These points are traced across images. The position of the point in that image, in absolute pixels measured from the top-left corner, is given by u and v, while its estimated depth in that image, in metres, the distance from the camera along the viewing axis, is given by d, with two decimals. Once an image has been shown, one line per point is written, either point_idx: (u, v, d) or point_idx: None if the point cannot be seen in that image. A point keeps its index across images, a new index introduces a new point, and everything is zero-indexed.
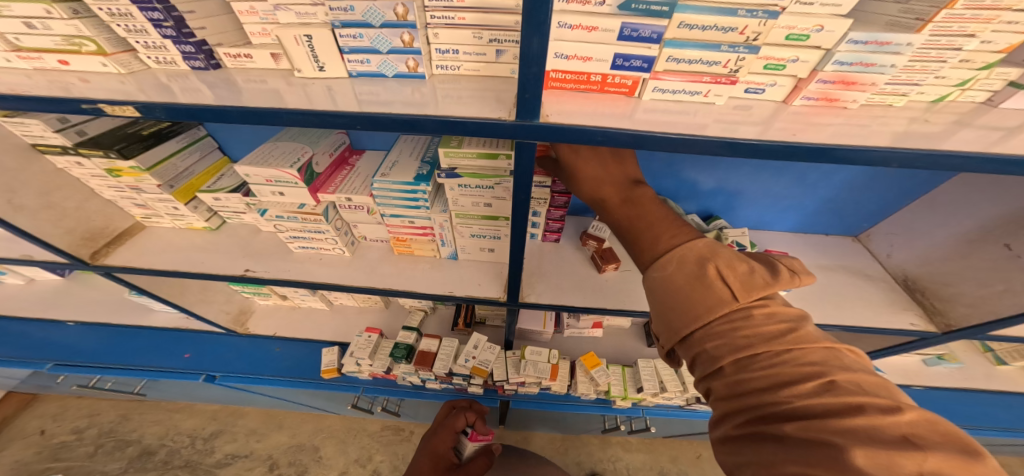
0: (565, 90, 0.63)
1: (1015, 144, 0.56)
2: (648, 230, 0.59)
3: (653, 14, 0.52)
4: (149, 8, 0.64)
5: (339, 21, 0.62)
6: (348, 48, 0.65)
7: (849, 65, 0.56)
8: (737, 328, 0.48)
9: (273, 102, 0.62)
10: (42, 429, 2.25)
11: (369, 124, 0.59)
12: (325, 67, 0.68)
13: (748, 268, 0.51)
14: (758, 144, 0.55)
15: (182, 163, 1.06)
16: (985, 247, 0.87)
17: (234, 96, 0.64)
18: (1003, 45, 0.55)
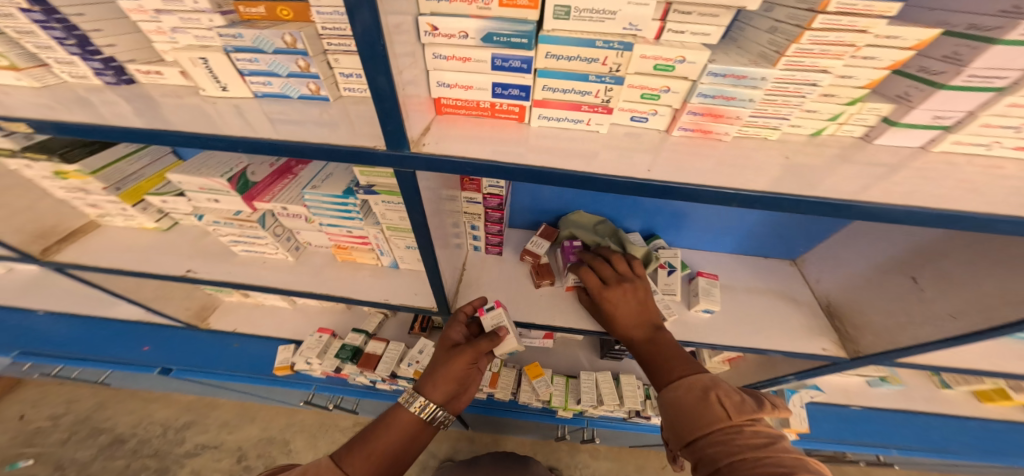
0: (458, 115, 0.65)
1: (896, 181, 0.56)
2: (670, 361, 0.76)
3: (516, 46, 0.53)
4: (49, 27, 0.67)
5: (231, 46, 0.65)
6: (247, 70, 0.68)
7: (711, 98, 0.56)
8: (735, 438, 0.60)
9: (174, 122, 0.65)
10: (21, 414, 2.24)
11: (251, 147, 0.61)
12: (228, 87, 0.71)
13: (740, 397, 0.64)
14: (620, 181, 0.56)
15: (131, 166, 1.09)
16: (895, 278, 0.90)
17: (149, 109, 0.68)
18: (866, 81, 0.56)
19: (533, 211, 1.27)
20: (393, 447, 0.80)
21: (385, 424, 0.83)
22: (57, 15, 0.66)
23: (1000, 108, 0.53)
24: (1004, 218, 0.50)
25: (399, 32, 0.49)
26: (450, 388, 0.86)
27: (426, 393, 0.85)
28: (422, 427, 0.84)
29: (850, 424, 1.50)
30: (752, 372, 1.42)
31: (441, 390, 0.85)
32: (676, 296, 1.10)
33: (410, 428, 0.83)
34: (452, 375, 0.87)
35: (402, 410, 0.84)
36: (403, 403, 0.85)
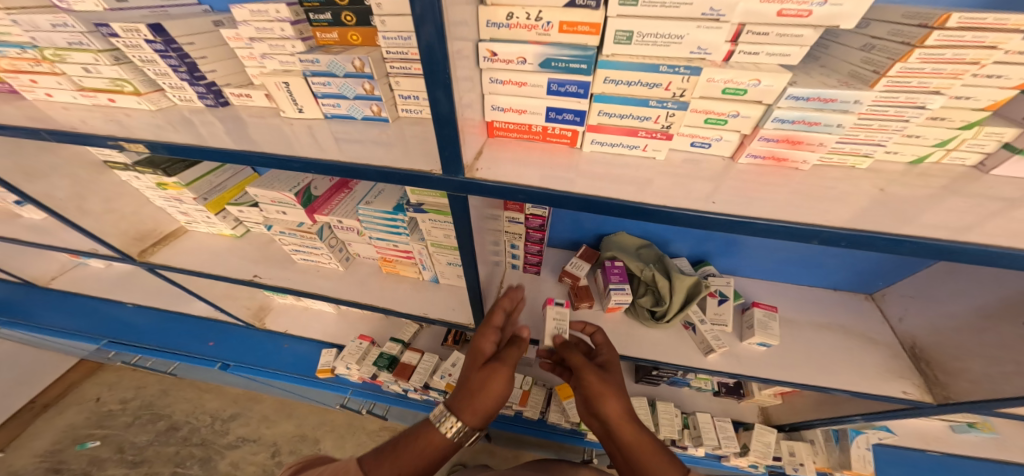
0: (510, 138, 0.64)
1: (1006, 218, 0.49)
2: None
3: (574, 71, 0.51)
4: (166, 55, 0.73)
5: (309, 71, 0.67)
6: (320, 93, 0.71)
7: (791, 124, 0.51)
8: None
9: (244, 141, 0.67)
10: (97, 397, 2.42)
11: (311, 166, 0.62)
12: (304, 109, 0.74)
13: None
14: (692, 214, 0.52)
15: (219, 178, 1.16)
16: (1005, 325, 0.76)
17: (237, 129, 0.72)
18: (987, 102, 0.48)
19: (574, 230, 1.23)
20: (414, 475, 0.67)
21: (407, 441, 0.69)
22: (174, 46, 0.73)
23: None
24: None
25: (461, 58, 0.47)
26: (482, 422, 0.69)
27: (450, 421, 0.68)
28: (449, 452, 0.69)
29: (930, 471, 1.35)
30: (808, 409, 1.32)
31: (471, 424, 0.68)
32: (727, 328, 1.03)
33: (436, 455, 0.68)
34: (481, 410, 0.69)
35: (426, 435, 0.68)
36: (426, 425, 0.69)
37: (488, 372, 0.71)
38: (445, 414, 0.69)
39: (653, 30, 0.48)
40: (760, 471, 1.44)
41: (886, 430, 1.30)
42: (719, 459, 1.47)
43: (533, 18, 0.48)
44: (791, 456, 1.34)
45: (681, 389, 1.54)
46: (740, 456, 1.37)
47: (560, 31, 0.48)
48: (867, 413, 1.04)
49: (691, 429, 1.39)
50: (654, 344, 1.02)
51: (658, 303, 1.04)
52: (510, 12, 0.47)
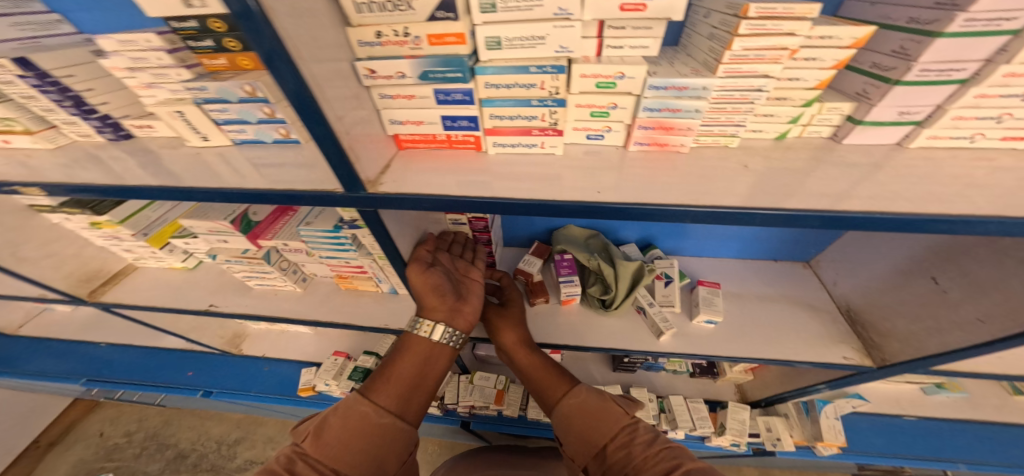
0: (419, 149, 0.66)
1: (873, 185, 0.53)
2: (556, 381, 0.91)
3: (452, 80, 0.54)
4: (46, 90, 0.66)
5: (201, 99, 0.62)
6: (222, 120, 0.66)
7: (658, 111, 0.56)
8: (633, 437, 0.76)
9: (154, 175, 0.67)
10: (101, 431, 2.38)
11: (221, 196, 0.63)
12: (208, 136, 0.70)
13: (622, 408, 0.83)
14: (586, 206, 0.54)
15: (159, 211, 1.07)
16: (915, 281, 0.84)
17: (152, 163, 0.69)
18: (814, 81, 0.55)
19: (527, 228, 1.23)
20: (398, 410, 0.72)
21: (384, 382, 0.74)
22: (50, 79, 0.65)
23: (969, 100, 0.52)
24: (1010, 219, 0.45)
25: (332, 79, 0.47)
26: (445, 355, 0.79)
27: (416, 355, 0.76)
28: (427, 380, 0.77)
29: (911, 437, 1.35)
30: (777, 381, 1.32)
31: (435, 355, 0.78)
32: (675, 308, 1.06)
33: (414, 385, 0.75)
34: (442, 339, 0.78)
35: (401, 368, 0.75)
36: (396, 363, 0.76)
37: (435, 311, 0.77)
38: (408, 349, 0.77)
39: (518, 34, 0.50)
40: (742, 450, 1.40)
41: (858, 399, 1.26)
42: (702, 439, 1.45)
43: (401, 34, 0.49)
44: (768, 431, 1.33)
45: (657, 373, 1.56)
46: (718, 436, 1.34)
47: (430, 44, 0.50)
48: (830, 381, 1.04)
49: (667, 413, 1.37)
50: (609, 333, 1.04)
51: (606, 291, 1.07)
52: (378, 30, 0.49)
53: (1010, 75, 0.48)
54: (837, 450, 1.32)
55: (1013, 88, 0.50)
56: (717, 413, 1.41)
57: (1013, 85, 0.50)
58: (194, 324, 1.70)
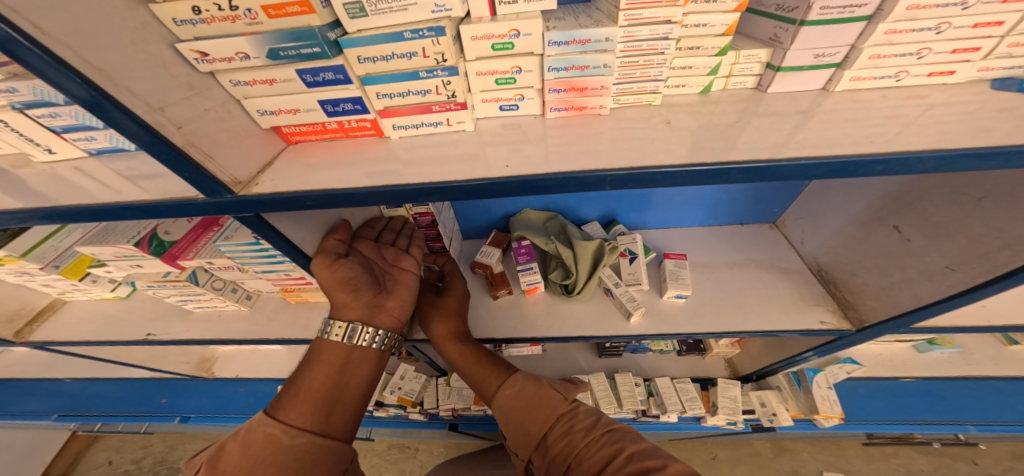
0: (312, 142, 0.58)
1: (812, 134, 0.47)
2: (493, 372, 0.86)
3: (312, 57, 0.45)
4: None
5: (19, 103, 0.54)
6: (59, 127, 0.57)
7: (566, 71, 0.50)
8: (573, 424, 0.74)
9: (7, 196, 0.58)
10: (110, 459, 2.23)
11: (80, 215, 0.54)
12: (53, 148, 0.62)
13: (563, 393, 0.81)
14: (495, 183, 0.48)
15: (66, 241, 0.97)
16: (878, 230, 0.79)
17: (9, 185, 0.60)
18: (722, 27, 0.49)
19: (483, 217, 1.15)
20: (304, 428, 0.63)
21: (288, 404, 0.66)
22: None
23: (880, 37, 0.46)
24: (947, 152, 0.41)
25: (137, 64, 0.38)
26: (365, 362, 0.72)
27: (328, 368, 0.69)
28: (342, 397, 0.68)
29: (912, 400, 1.33)
30: (763, 354, 1.26)
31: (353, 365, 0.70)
32: (643, 285, 0.99)
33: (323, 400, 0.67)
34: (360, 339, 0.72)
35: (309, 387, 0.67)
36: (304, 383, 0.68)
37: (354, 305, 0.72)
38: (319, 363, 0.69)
39: None
40: (741, 428, 1.32)
41: (851, 364, 1.18)
42: (697, 421, 1.34)
43: (227, 9, 0.40)
44: (762, 407, 1.26)
45: (643, 355, 1.47)
46: (712, 416, 1.26)
47: (270, 16, 0.41)
48: (816, 348, 0.98)
49: (656, 397, 1.30)
50: (574, 319, 0.97)
51: (567, 276, 1.00)
52: (193, 5, 0.39)
53: (915, 7, 0.43)
54: (838, 421, 1.24)
55: (923, 20, 0.45)
56: (708, 392, 1.33)
57: (921, 19, 0.45)
58: (154, 353, 1.61)
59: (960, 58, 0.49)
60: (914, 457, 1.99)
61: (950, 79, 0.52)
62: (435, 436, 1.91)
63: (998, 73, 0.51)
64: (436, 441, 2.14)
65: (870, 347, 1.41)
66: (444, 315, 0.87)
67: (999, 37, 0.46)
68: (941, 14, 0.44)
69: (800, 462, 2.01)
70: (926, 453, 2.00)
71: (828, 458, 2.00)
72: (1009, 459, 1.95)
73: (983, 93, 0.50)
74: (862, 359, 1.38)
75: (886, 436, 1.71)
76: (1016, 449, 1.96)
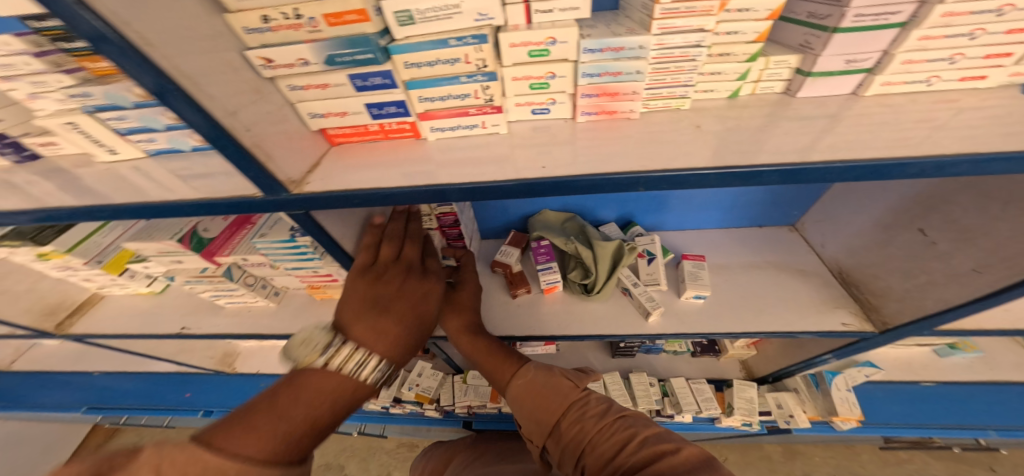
0: (353, 143, 0.61)
1: (839, 138, 0.49)
2: (505, 363, 0.86)
3: (364, 62, 0.48)
4: None
5: (91, 106, 0.60)
6: (124, 129, 0.62)
7: (599, 76, 0.52)
8: (586, 411, 0.74)
9: (71, 195, 0.62)
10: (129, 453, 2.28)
11: (139, 212, 0.58)
12: (115, 149, 0.66)
13: (574, 382, 0.81)
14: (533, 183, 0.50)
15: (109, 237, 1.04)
16: (901, 234, 0.80)
17: (71, 184, 0.65)
18: (753, 34, 0.51)
19: (502, 217, 1.17)
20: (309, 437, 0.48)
21: (301, 390, 0.50)
22: None
23: (914, 43, 0.48)
24: (978, 156, 0.42)
25: (212, 73, 0.41)
26: (404, 352, 0.61)
27: (367, 346, 0.56)
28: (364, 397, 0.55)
29: (930, 403, 1.31)
30: (781, 356, 1.26)
31: (393, 350, 0.59)
32: (661, 286, 1.00)
33: (352, 396, 0.53)
34: (416, 316, 0.63)
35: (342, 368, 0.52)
36: (324, 368, 0.52)
37: (416, 277, 0.67)
38: (352, 337, 0.56)
39: (430, 5, 0.44)
40: (756, 429, 1.32)
41: (871, 367, 1.21)
42: (712, 421, 1.34)
43: (293, 17, 0.43)
44: (779, 409, 1.26)
45: (657, 356, 1.48)
46: (727, 417, 1.26)
47: (330, 24, 0.44)
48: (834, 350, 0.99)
49: (670, 397, 1.29)
50: (594, 319, 0.99)
51: (586, 275, 1.02)
52: (263, 14, 0.43)
53: (950, 14, 0.45)
54: (856, 424, 1.24)
55: (958, 25, 0.46)
56: (723, 392, 1.33)
57: (956, 24, 0.46)
58: (180, 348, 1.66)
59: (991, 63, 0.50)
60: (930, 463, 1.97)
61: (982, 83, 0.53)
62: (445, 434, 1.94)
63: None
64: None
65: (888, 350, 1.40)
66: (456, 308, 0.89)
67: None
68: (977, 19, 0.45)
69: (814, 467, 1.99)
70: (942, 458, 1.98)
71: (843, 463, 1.98)
72: None
73: (1009, 98, 0.51)
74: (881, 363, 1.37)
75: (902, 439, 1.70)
76: None
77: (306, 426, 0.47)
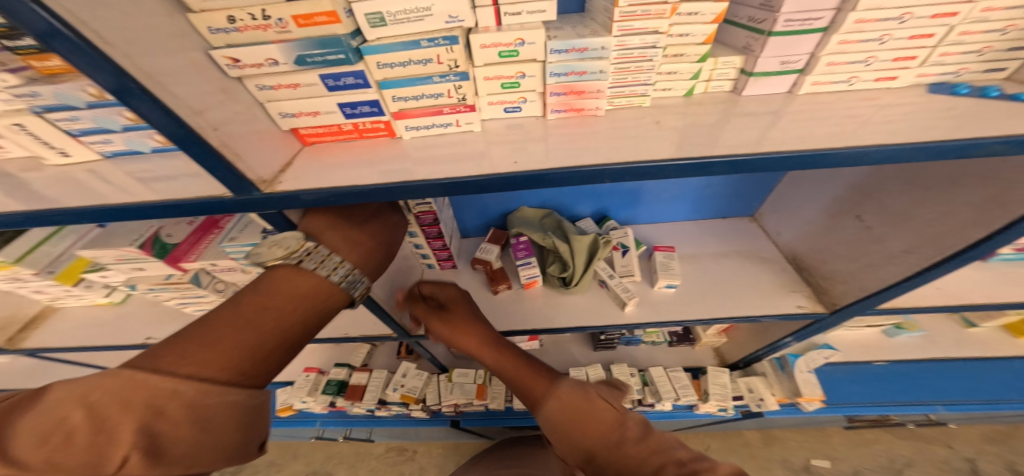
0: (327, 142, 0.62)
1: (778, 132, 0.54)
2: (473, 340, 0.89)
3: (337, 63, 0.49)
4: None
5: (40, 107, 0.56)
6: (76, 130, 0.59)
7: (565, 76, 0.55)
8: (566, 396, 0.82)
9: (17, 200, 0.59)
10: None
11: (97, 215, 0.56)
12: (67, 152, 0.63)
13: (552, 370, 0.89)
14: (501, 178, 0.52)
15: (59, 247, 0.98)
16: (844, 221, 0.86)
17: (15, 189, 0.62)
18: (702, 37, 0.55)
19: (482, 215, 1.19)
20: (276, 344, 0.51)
21: (269, 289, 0.52)
22: None
23: (835, 46, 0.53)
24: (893, 146, 0.48)
25: (180, 73, 0.42)
26: (376, 264, 0.64)
27: (335, 253, 0.58)
28: (337, 301, 0.57)
29: (886, 383, 1.40)
30: (749, 341, 1.31)
31: (364, 261, 0.61)
32: (635, 277, 1.04)
33: (322, 297, 0.55)
34: (384, 233, 0.67)
35: (306, 275, 0.54)
36: (295, 267, 0.54)
37: (376, 217, 0.69)
38: (322, 243, 0.58)
39: (400, 7, 0.46)
40: (731, 414, 1.37)
41: (828, 349, 1.27)
42: (690, 408, 1.39)
43: (260, 18, 0.44)
44: (750, 393, 1.30)
45: (636, 347, 1.52)
46: (703, 403, 1.30)
47: (299, 26, 0.45)
48: (795, 333, 1.05)
49: (650, 386, 1.32)
50: (572, 309, 1.02)
51: (565, 269, 1.05)
52: (230, 15, 0.43)
53: (862, 21, 0.50)
54: (821, 404, 1.31)
55: (870, 32, 0.51)
56: (699, 379, 1.37)
57: (869, 30, 0.51)
58: None
59: (901, 65, 0.56)
60: (893, 442, 2.10)
61: (896, 83, 0.59)
62: (430, 437, 1.94)
63: (933, 79, 0.58)
64: (432, 443, 2.18)
65: (847, 333, 1.49)
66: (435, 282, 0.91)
67: (932, 49, 0.54)
68: (885, 26, 0.50)
69: (788, 450, 2.09)
70: (905, 437, 2.12)
71: (813, 444, 2.10)
72: (979, 439, 2.08)
73: (922, 96, 0.57)
74: (839, 345, 1.45)
75: (867, 418, 1.81)
76: (984, 430, 2.11)
77: (270, 335, 0.50)
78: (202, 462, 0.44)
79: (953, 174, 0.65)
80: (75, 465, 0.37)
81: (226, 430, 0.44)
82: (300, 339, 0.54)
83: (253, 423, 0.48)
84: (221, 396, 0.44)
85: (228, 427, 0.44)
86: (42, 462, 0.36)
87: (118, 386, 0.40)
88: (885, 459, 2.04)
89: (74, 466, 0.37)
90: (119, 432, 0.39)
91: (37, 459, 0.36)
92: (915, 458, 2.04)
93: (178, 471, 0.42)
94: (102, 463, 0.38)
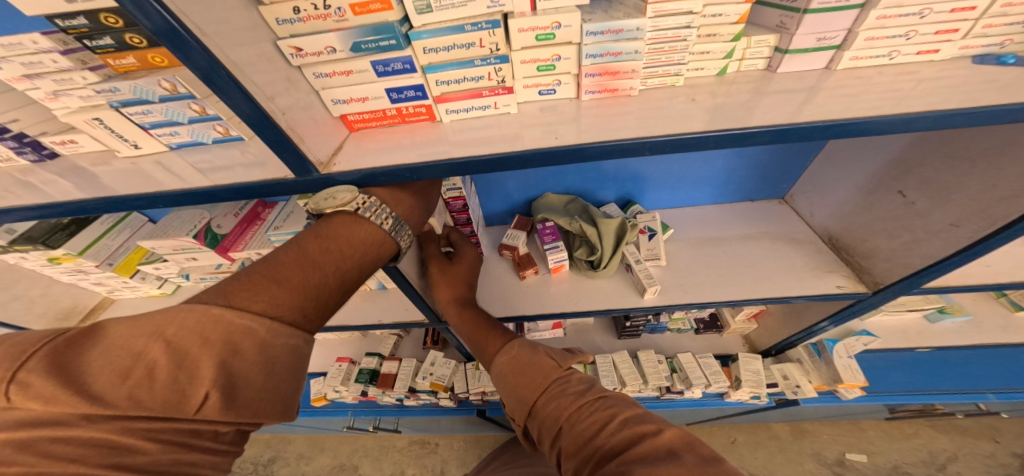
0: (371, 128, 0.65)
1: (818, 105, 0.54)
2: (488, 341, 0.91)
3: (388, 48, 0.52)
4: None
5: (117, 101, 0.61)
6: (147, 123, 0.64)
7: (601, 57, 0.57)
8: (563, 386, 0.74)
9: (92, 191, 0.64)
10: None
11: (168, 200, 0.61)
12: (139, 144, 0.69)
13: (553, 361, 0.80)
14: (546, 153, 0.54)
15: (115, 241, 1.05)
16: (883, 196, 0.84)
17: (89, 182, 0.67)
18: (736, 16, 0.56)
19: (507, 202, 1.21)
20: (331, 292, 0.58)
21: (325, 239, 0.59)
22: None
23: (873, 22, 0.54)
24: (941, 112, 0.48)
25: (255, 62, 0.45)
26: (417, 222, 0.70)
27: (385, 205, 0.64)
28: (387, 249, 0.65)
29: (930, 371, 1.35)
30: (782, 327, 1.29)
31: (407, 216, 0.68)
32: (660, 260, 1.03)
33: (371, 249, 0.63)
34: (423, 194, 0.72)
35: (360, 223, 0.60)
36: (353, 216, 0.60)
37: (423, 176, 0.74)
38: (374, 195, 0.63)
39: None
40: (764, 402, 1.36)
41: (868, 336, 1.22)
42: (721, 397, 1.38)
43: (321, 8, 0.48)
44: (785, 380, 1.28)
45: (662, 335, 1.51)
46: (736, 390, 1.29)
47: (356, 13, 0.49)
48: (831, 316, 1.03)
49: (679, 373, 1.32)
50: (602, 290, 1.04)
51: (592, 252, 1.06)
52: (294, 6, 0.47)
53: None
54: (860, 393, 1.28)
55: (908, 6, 0.52)
56: (730, 367, 1.36)
57: (908, 5, 0.52)
58: None
59: (943, 37, 0.56)
60: (935, 437, 2.01)
61: (937, 57, 0.58)
62: (455, 428, 1.98)
63: (977, 50, 0.58)
64: (456, 435, 2.21)
65: (884, 319, 1.45)
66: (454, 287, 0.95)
67: (973, 20, 0.53)
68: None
69: (822, 444, 2.04)
70: (947, 432, 2.04)
71: (848, 440, 2.04)
72: None
73: (964, 68, 0.56)
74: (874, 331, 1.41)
75: (907, 409, 1.75)
76: None
77: (329, 279, 0.58)
78: (263, 410, 0.48)
79: (997, 148, 0.64)
80: (157, 400, 0.41)
81: (285, 373, 0.50)
82: (348, 290, 0.62)
83: (304, 372, 0.54)
84: (285, 337, 0.51)
85: (287, 372, 0.50)
86: (127, 397, 0.40)
87: (194, 326, 0.45)
88: (928, 454, 1.97)
89: (153, 403, 0.41)
90: (198, 369, 0.43)
91: (120, 395, 0.40)
92: (958, 454, 1.96)
93: (245, 416, 0.46)
94: (184, 399, 0.42)
